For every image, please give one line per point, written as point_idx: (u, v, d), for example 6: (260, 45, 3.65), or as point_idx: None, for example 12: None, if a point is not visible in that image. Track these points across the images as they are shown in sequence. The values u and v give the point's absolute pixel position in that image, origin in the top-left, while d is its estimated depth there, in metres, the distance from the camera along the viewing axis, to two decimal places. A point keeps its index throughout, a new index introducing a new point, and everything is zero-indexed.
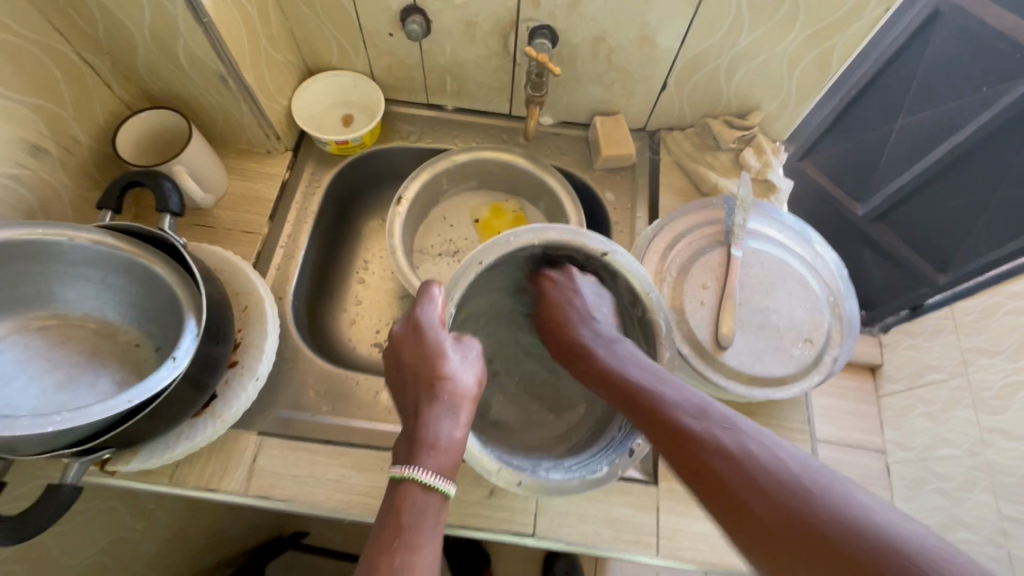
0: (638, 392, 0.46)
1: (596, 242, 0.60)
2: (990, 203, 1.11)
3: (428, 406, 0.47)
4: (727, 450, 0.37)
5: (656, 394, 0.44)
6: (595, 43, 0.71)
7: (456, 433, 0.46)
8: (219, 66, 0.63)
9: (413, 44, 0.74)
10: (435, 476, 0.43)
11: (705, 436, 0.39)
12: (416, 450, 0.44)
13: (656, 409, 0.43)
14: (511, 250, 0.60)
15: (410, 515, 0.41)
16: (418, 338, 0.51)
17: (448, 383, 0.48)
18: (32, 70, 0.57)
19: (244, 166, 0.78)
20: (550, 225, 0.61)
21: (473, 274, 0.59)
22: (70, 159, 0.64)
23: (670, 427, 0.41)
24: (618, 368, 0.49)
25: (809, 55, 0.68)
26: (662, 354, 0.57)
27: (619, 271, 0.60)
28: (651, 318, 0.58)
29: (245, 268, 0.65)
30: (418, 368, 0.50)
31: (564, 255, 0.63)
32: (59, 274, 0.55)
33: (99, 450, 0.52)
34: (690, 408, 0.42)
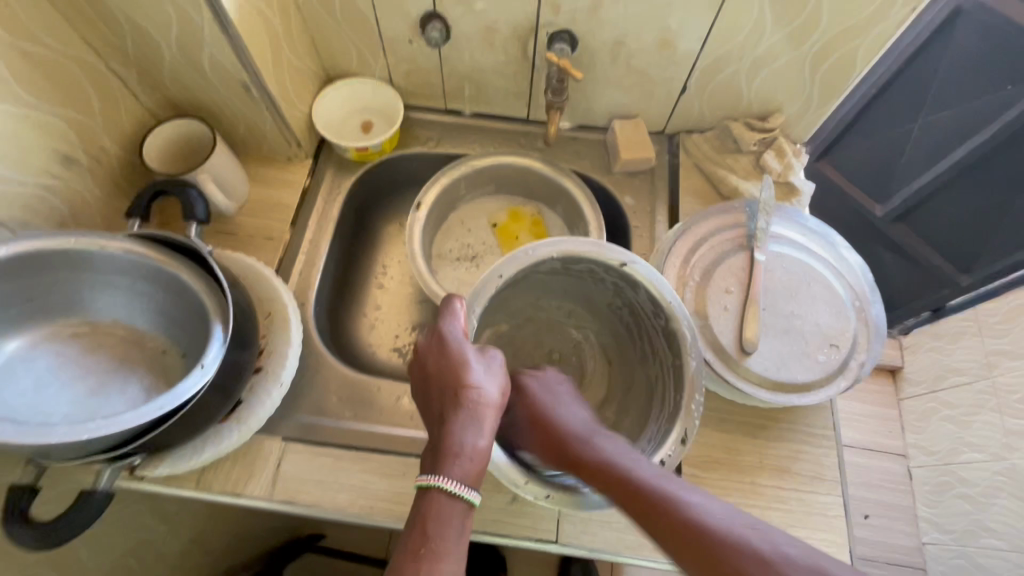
0: (642, 491, 0.43)
1: (616, 254, 0.59)
2: (1015, 202, 1.09)
3: (452, 415, 0.47)
4: (692, 517, 0.39)
5: (665, 491, 0.42)
6: (614, 47, 0.71)
7: (480, 443, 0.46)
8: (243, 75, 0.64)
9: (432, 50, 0.75)
10: (460, 486, 0.44)
11: (672, 505, 0.41)
12: (440, 459, 0.45)
13: (669, 513, 0.40)
14: (528, 264, 0.60)
15: (434, 522, 0.42)
16: (443, 349, 0.51)
17: (472, 392, 0.48)
18: (63, 81, 0.59)
19: (266, 173, 0.79)
20: (568, 239, 0.60)
21: (492, 290, 0.59)
22: (99, 168, 0.65)
23: (689, 530, 0.38)
24: (614, 465, 0.47)
25: (832, 56, 0.68)
26: (688, 366, 0.56)
27: (640, 283, 0.59)
28: (676, 330, 0.57)
29: (268, 274, 0.66)
30: (443, 377, 0.50)
31: (583, 265, 0.62)
32: (90, 282, 0.55)
33: (130, 456, 0.52)
34: (708, 508, 0.40)
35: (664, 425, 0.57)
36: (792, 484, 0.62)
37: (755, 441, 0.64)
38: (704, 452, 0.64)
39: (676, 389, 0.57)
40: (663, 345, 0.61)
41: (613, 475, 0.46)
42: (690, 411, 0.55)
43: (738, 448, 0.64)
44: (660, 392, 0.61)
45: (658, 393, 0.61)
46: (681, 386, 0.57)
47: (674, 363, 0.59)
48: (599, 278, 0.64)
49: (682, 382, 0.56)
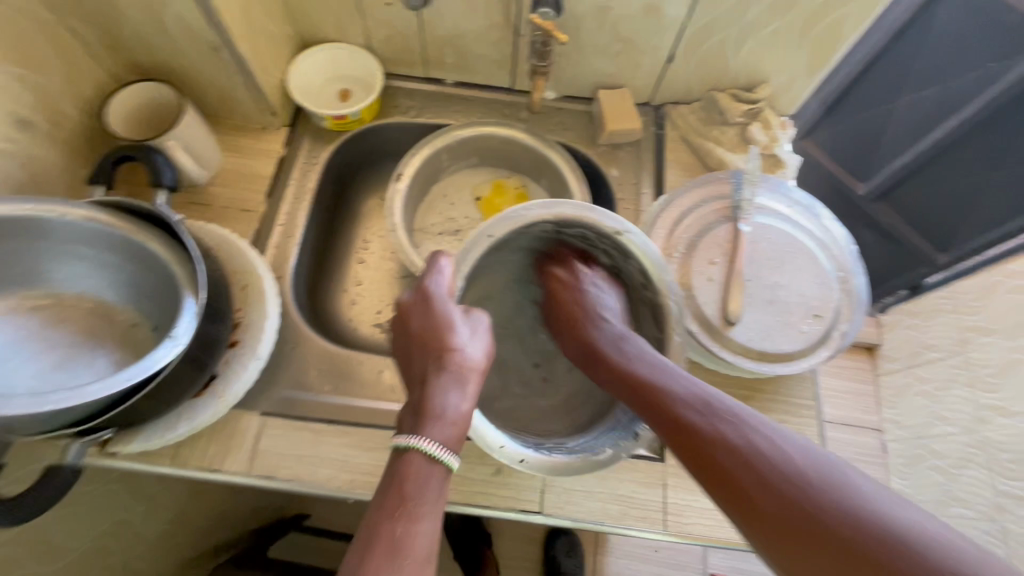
0: (641, 384, 0.49)
1: (609, 221, 0.58)
2: (992, 178, 1.10)
3: (434, 376, 0.47)
4: (733, 445, 0.41)
5: (661, 386, 0.48)
6: (600, 12, 0.69)
7: (463, 406, 0.46)
8: (211, 35, 0.61)
9: (412, 14, 0.72)
10: (440, 448, 0.43)
11: (711, 433, 0.43)
12: (422, 421, 0.44)
13: (661, 405, 0.46)
14: (521, 224, 0.58)
15: (413, 484, 0.42)
16: (428, 309, 0.50)
17: (455, 354, 0.48)
18: (15, 38, 0.55)
19: (239, 142, 0.76)
20: (565, 202, 0.58)
21: (482, 249, 0.58)
22: (59, 134, 0.62)
23: (676, 421, 0.45)
24: (622, 364, 0.51)
25: (819, 25, 0.67)
26: (673, 340, 0.56)
27: (632, 252, 0.59)
28: (662, 302, 0.57)
29: (243, 246, 0.64)
30: (427, 339, 0.49)
31: (577, 231, 0.61)
32: (50, 251, 0.53)
33: (99, 431, 0.51)
34: (694, 402, 0.45)
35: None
36: None
37: None
38: None
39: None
40: (648, 319, 0.60)
41: (621, 374, 0.51)
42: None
43: None
44: None
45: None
46: (664, 358, 0.57)
47: (657, 335, 0.59)
48: (592, 244, 0.63)
49: (665, 353, 0.57)
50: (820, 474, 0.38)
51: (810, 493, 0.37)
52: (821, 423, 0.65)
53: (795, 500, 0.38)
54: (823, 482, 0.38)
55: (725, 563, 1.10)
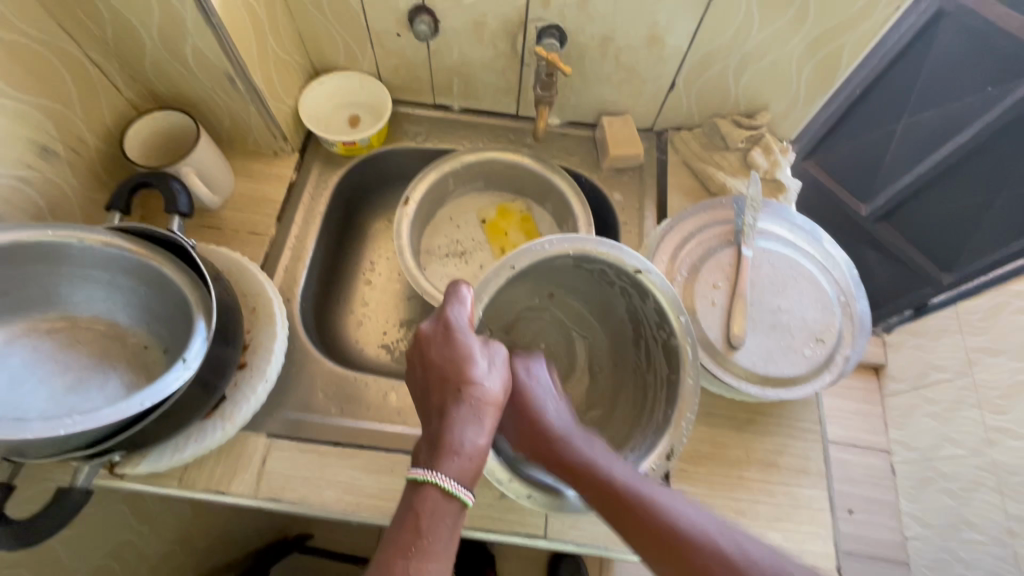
0: (618, 495, 0.46)
1: (631, 259, 0.58)
2: (991, 207, 1.11)
3: (453, 409, 0.47)
4: (712, 545, 0.42)
5: (641, 495, 0.46)
6: (604, 43, 0.71)
7: (480, 441, 0.46)
8: (227, 67, 0.63)
9: (420, 45, 0.74)
10: (456, 484, 0.43)
11: (690, 533, 0.43)
12: (439, 454, 0.45)
13: (624, 500, 0.46)
14: (543, 257, 0.59)
15: (429, 519, 0.42)
16: (447, 339, 0.51)
17: (475, 388, 0.48)
18: (41, 70, 0.57)
19: (252, 167, 0.78)
20: (590, 238, 0.59)
21: (503, 279, 0.58)
22: (78, 160, 0.64)
23: (670, 541, 0.43)
24: (594, 470, 0.48)
25: (817, 55, 0.68)
26: (685, 381, 0.56)
27: (651, 291, 0.59)
28: (678, 344, 0.58)
29: (253, 269, 0.65)
30: (445, 370, 0.49)
31: (596, 266, 0.62)
32: (68, 275, 0.54)
33: (109, 453, 0.51)
34: (664, 499, 0.46)
35: (652, 438, 0.57)
36: (778, 478, 0.63)
37: (741, 436, 0.64)
38: (692, 447, 0.64)
39: (669, 406, 0.57)
40: (661, 361, 0.61)
41: (597, 479, 0.48)
42: (680, 427, 0.55)
43: (726, 442, 0.64)
44: (651, 405, 0.61)
45: (649, 406, 0.61)
46: (674, 401, 0.57)
47: (669, 375, 0.59)
48: (608, 282, 0.63)
49: (676, 397, 0.56)
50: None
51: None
52: (827, 446, 0.65)
53: None
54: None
55: None
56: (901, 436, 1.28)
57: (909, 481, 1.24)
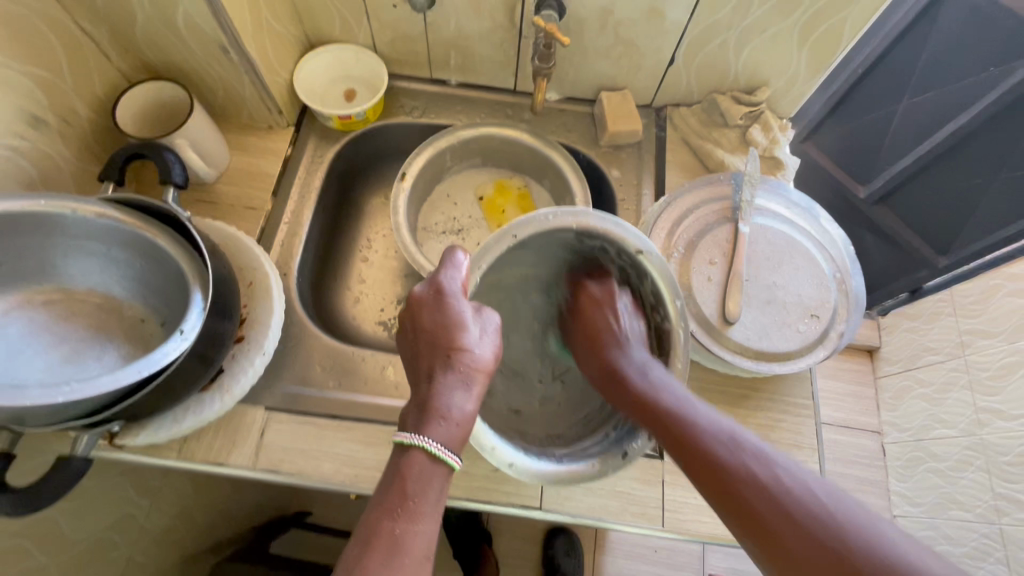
0: (668, 414, 0.49)
1: (634, 239, 0.58)
2: (988, 190, 1.11)
3: (442, 375, 0.47)
4: (761, 483, 0.42)
5: (689, 416, 0.48)
6: (604, 15, 0.70)
7: (467, 407, 0.47)
8: (220, 36, 0.62)
9: (417, 17, 0.73)
10: (443, 448, 0.44)
11: (740, 469, 0.43)
12: (427, 418, 0.45)
13: (681, 429, 0.48)
14: (545, 229, 0.59)
15: (415, 483, 0.43)
16: (439, 305, 0.50)
17: (465, 355, 0.48)
18: (29, 37, 0.56)
19: (247, 141, 0.77)
20: (593, 214, 0.58)
21: (504, 249, 0.58)
22: (70, 131, 0.63)
23: (703, 458, 0.45)
24: (650, 394, 0.52)
25: (818, 30, 0.67)
26: (677, 364, 0.57)
27: (650, 272, 0.59)
28: (671, 327, 0.58)
29: (249, 243, 0.65)
30: (437, 336, 0.49)
31: (595, 243, 0.62)
32: (62, 246, 0.54)
33: (108, 423, 0.52)
34: (722, 436, 0.46)
35: None
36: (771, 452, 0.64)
37: (735, 411, 0.65)
38: None
39: None
40: (652, 340, 0.62)
41: (652, 404, 0.51)
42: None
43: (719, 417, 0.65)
44: None
45: None
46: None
47: (660, 355, 0.60)
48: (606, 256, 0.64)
49: (666, 376, 0.57)
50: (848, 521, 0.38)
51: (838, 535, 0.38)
52: (819, 421, 0.65)
53: (828, 547, 0.37)
54: (853, 527, 0.38)
55: (725, 564, 1.14)
56: (893, 417, 1.30)
57: (899, 460, 1.26)
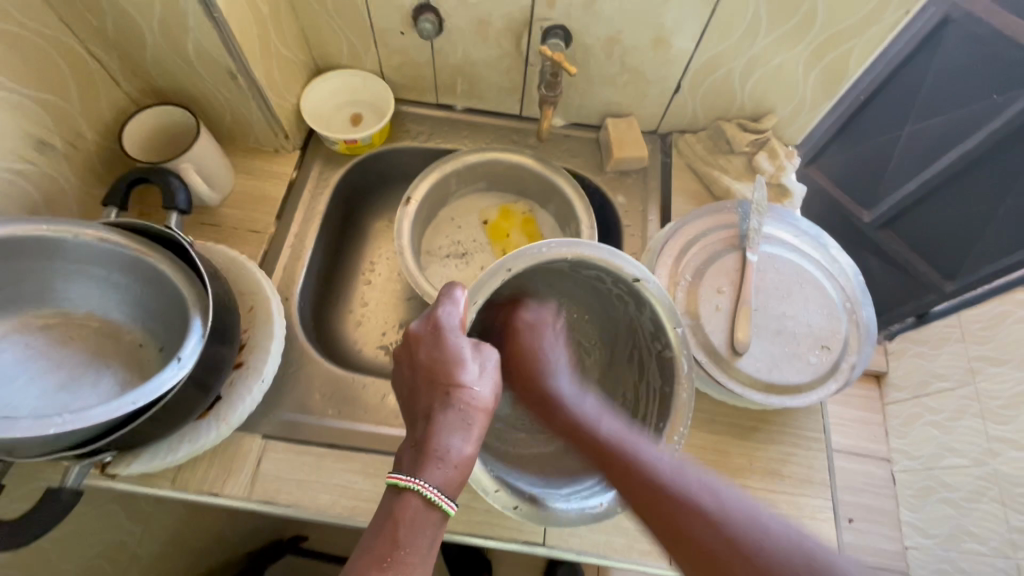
0: (614, 450, 0.49)
1: (631, 267, 0.56)
2: (996, 215, 1.11)
3: (441, 415, 0.46)
4: (709, 514, 0.41)
5: (628, 446, 0.49)
6: (610, 44, 0.70)
7: (466, 450, 0.45)
8: (229, 62, 0.62)
9: (425, 44, 0.73)
10: (438, 493, 0.42)
11: (684, 497, 0.43)
12: (422, 461, 0.44)
13: (619, 456, 0.48)
14: (540, 262, 0.56)
15: (407, 529, 0.41)
16: (438, 340, 0.49)
17: (464, 395, 0.47)
18: (38, 62, 0.56)
19: (253, 164, 0.77)
20: (590, 244, 0.56)
21: (498, 283, 0.56)
22: (75, 155, 0.63)
23: (648, 484, 0.45)
24: (591, 423, 0.52)
25: (824, 60, 0.68)
26: (680, 396, 0.55)
27: (648, 302, 0.57)
28: (673, 358, 0.56)
29: (251, 267, 0.64)
30: (435, 374, 0.48)
31: (592, 271, 0.60)
32: (62, 270, 0.53)
33: (101, 453, 0.50)
34: (664, 464, 0.46)
35: None
36: (781, 487, 0.62)
37: (744, 444, 0.63)
38: (694, 453, 0.63)
39: (661, 417, 0.56)
40: (654, 371, 0.60)
41: (596, 436, 0.50)
42: (671, 441, 0.54)
43: (727, 450, 0.63)
44: (644, 414, 0.59)
45: (639, 418, 0.60)
46: (667, 414, 0.56)
47: (662, 387, 0.58)
48: (606, 285, 0.62)
49: (670, 409, 0.55)
50: (787, 539, 0.39)
51: (783, 556, 0.38)
52: (830, 455, 0.64)
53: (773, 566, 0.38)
54: (802, 557, 0.38)
55: None
56: (902, 445, 1.27)
57: (911, 490, 1.23)
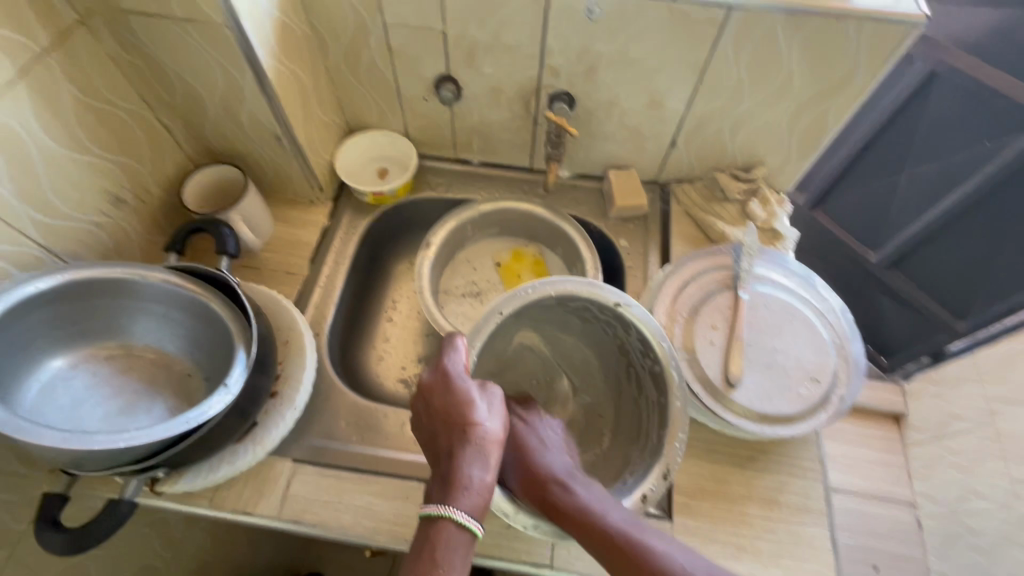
0: (624, 542, 0.49)
1: (611, 294, 0.63)
2: (1000, 256, 1.14)
3: (461, 450, 0.51)
4: None
5: (629, 531, 0.50)
6: (609, 106, 0.78)
7: (487, 477, 0.50)
8: (275, 128, 0.72)
9: (445, 108, 0.83)
10: (467, 516, 0.47)
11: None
12: (451, 492, 0.48)
13: (619, 538, 0.50)
14: (529, 300, 0.65)
15: (444, 550, 0.46)
16: (448, 385, 0.54)
17: (478, 430, 0.52)
18: (121, 132, 0.67)
19: (290, 214, 0.86)
20: (566, 279, 0.64)
21: (492, 325, 0.64)
22: (142, 208, 0.72)
23: (659, 575, 0.47)
24: (594, 508, 0.52)
25: (804, 118, 0.75)
26: (673, 405, 0.60)
27: (631, 322, 0.63)
28: (663, 370, 0.61)
29: (288, 306, 0.72)
30: (451, 414, 0.53)
31: (578, 303, 0.66)
32: (128, 308, 0.61)
33: (154, 470, 0.56)
34: (672, 551, 0.49)
35: (648, 459, 0.60)
36: (780, 516, 0.64)
37: (742, 474, 0.67)
38: (695, 481, 0.66)
39: (660, 428, 0.60)
40: (651, 386, 0.64)
41: (587, 516, 0.51)
42: (673, 446, 0.59)
43: (727, 480, 0.66)
44: (647, 427, 0.63)
45: (642, 434, 0.64)
46: (665, 422, 0.60)
47: (659, 399, 0.62)
48: (594, 317, 0.68)
49: (667, 419, 0.60)
50: None
51: None
52: (827, 484, 0.66)
53: None
54: None
55: None
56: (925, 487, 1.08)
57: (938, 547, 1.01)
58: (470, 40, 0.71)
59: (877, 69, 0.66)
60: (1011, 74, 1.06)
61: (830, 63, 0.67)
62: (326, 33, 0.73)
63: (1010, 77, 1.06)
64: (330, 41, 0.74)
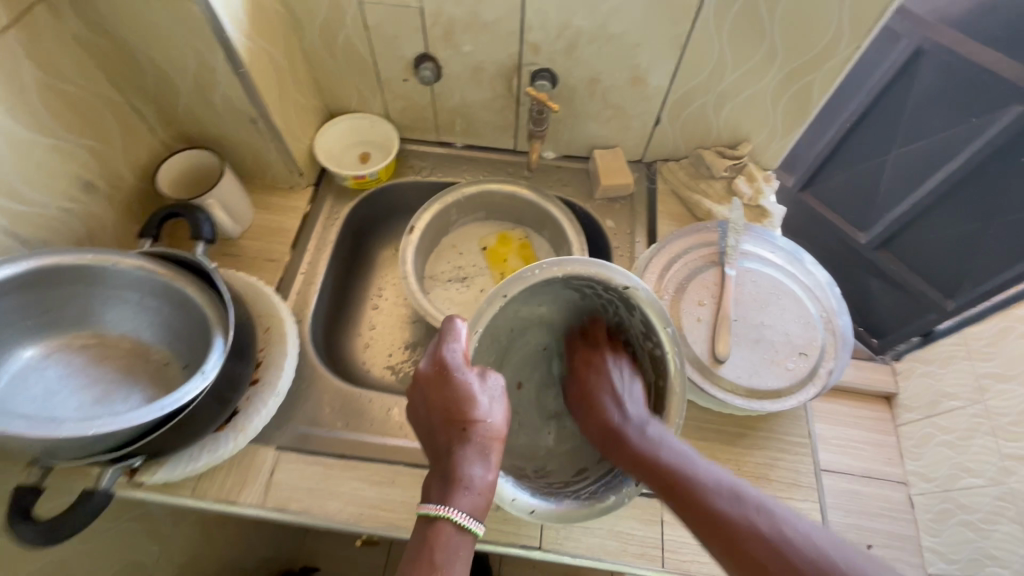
0: (677, 480, 0.50)
1: (620, 277, 0.59)
2: (988, 233, 1.14)
3: (460, 448, 0.50)
4: (767, 537, 0.45)
5: (690, 473, 0.50)
6: (591, 84, 0.77)
7: (488, 476, 0.49)
8: (250, 110, 0.70)
9: (425, 89, 0.81)
10: (468, 518, 0.47)
11: (744, 522, 0.46)
12: (451, 492, 0.48)
13: (681, 480, 0.50)
14: (533, 283, 0.61)
15: (443, 553, 0.45)
16: (447, 379, 0.52)
17: (480, 427, 0.50)
18: (89, 115, 0.65)
19: (270, 200, 0.84)
20: (575, 261, 0.60)
21: (495, 308, 0.61)
22: (115, 194, 0.70)
23: (712, 519, 0.47)
24: (654, 452, 0.53)
25: (788, 92, 0.74)
26: (674, 391, 0.59)
27: (639, 305, 0.61)
28: (665, 355, 0.60)
29: (269, 293, 0.70)
30: (451, 411, 0.51)
31: (584, 282, 0.63)
32: (101, 295, 0.59)
33: (131, 458, 0.55)
34: (725, 491, 0.49)
35: None
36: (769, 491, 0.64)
37: (730, 451, 0.66)
38: None
39: (660, 411, 0.60)
40: (651, 367, 0.64)
41: (650, 461, 0.52)
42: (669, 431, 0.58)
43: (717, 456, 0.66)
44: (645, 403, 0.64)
45: None
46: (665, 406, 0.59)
47: (660, 381, 0.62)
48: (598, 294, 0.66)
49: (666, 401, 0.59)
50: (827, 560, 0.43)
51: None
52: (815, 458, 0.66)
53: None
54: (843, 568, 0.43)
55: None
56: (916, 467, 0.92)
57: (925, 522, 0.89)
58: (446, 17, 0.70)
59: (859, 39, 0.64)
60: (996, 48, 1.06)
61: (812, 35, 0.66)
62: (300, 12, 0.71)
63: (995, 52, 1.06)
64: (304, 21, 0.73)
